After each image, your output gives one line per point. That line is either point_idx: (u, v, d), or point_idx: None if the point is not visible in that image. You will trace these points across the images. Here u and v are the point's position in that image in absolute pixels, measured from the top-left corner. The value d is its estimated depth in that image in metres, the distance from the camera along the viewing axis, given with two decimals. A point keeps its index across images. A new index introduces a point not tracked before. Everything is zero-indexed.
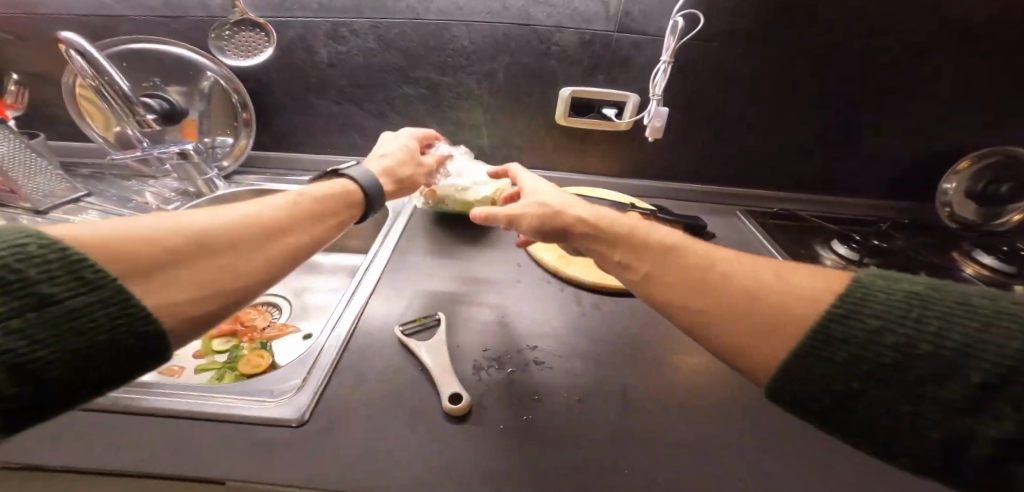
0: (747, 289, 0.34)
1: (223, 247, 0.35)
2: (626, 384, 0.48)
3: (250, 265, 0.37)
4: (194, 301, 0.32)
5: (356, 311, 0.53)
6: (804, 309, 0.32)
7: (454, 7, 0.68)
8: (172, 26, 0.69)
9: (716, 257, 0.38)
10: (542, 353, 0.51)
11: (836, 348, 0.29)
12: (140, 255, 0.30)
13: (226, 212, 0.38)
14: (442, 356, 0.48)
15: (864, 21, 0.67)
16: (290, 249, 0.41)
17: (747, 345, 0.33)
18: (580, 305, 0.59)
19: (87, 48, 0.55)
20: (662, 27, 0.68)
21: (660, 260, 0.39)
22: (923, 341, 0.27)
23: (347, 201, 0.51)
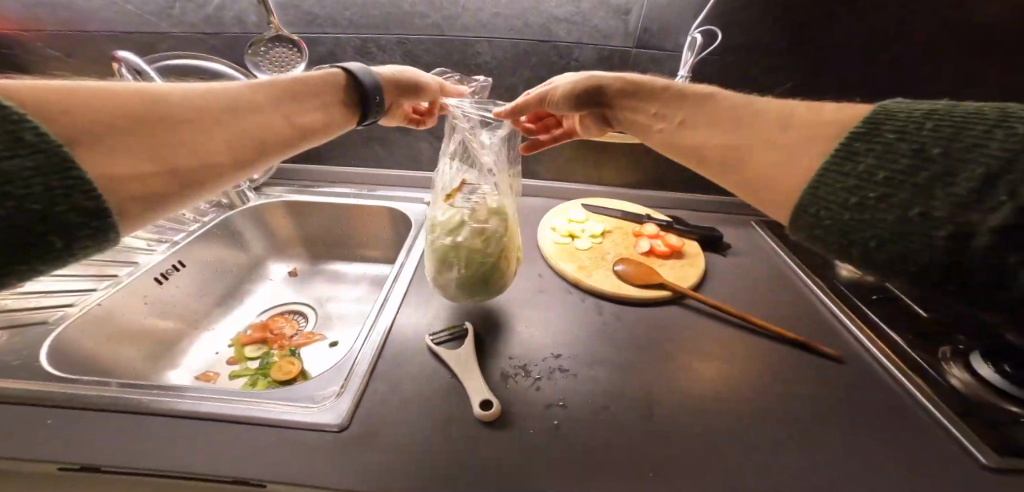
0: (775, 130, 0.39)
1: (198, 121, 0.36)
2: (647, 391, 0.50)
3: (225, 142, 0.37)
4: (149, 169, 0.32)
5: (387, 320, 0.56)
6: (841, 128, 0.35)
7: (477, 24, 0.71)
8: (211, 42, 0.74)
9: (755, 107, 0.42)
10: (565, 361, 0.53)
11: (896, 161, 0.30)
12: (108, 118, 0.31)
13: (204, 90, 0.39)
14: (470, 363, 0.50)
15: (882, 36, 0.68)
16: (269, 129, 0.42)
17: (771, 177, 0.37)
18: (602, 315, 0.60)
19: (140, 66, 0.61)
20: (679, 42, 0.70)
21: (698, 124, 0.46)
22: (943, 149, 0.28)
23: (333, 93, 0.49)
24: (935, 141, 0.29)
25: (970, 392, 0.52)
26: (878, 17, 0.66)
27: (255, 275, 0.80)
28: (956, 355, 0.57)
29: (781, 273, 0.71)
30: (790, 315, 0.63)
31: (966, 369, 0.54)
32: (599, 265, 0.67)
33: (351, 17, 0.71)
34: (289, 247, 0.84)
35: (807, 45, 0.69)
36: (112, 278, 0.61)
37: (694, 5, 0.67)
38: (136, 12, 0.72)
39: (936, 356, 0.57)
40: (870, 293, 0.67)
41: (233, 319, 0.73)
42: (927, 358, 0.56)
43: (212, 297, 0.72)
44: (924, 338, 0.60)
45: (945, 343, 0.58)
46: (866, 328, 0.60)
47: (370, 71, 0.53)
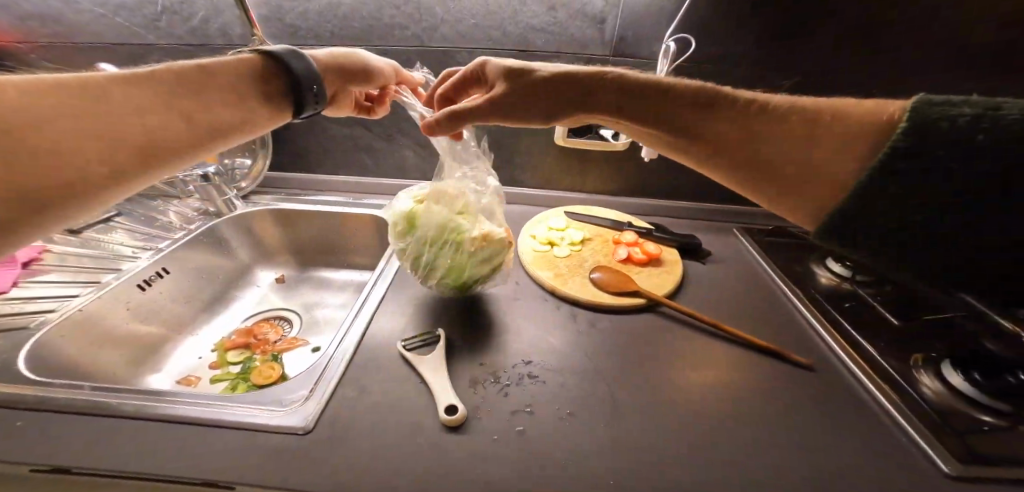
0: (809, 130, 0.41)
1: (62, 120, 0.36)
2: (613, 397, 0.51)
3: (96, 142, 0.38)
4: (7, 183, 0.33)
5: (363, 326, 0.57)
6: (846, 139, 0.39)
7: (456, 35, 0.72)
8: (198, 53, 0.76)
9: (772, 106, 0.44)
10: (535, 367, 0.54)
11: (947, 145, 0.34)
12: None
13: (78, 85, 0.39)
14: (440, 369, 0.51)
15: (854, 43, 0.69)
16: (152, 126, 0.42)
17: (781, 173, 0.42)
18: (576, 322, 0.61)
19: None
20: (654, 50, 0.71)
21: (734, 127, 0.44)
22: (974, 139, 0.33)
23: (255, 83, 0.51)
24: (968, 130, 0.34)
25: (939, 401, 0.51)
26: (850, 25, 0.67)
27: (243, 282, 0.82)
28: (927, 364, 0.56)
29: (759, 280, 0.72)
30: (763, 321, 0.63)
31: (937, 378, 0.54)
32: (576, 272, 0.68)
33: (333, 29, 0.72)
34: (276, 254, 0.86)
35: (781, 52, 0.70)
36: (96, 284, 0.63)
37: (668, 15, 0.68)
38: (124, 25, 0.74)
39: (907, 363, 0.56)
40: (846, 301, 0.67)
41: (217, 324, 0.74)
42: (897, 366, 0.56)
43: (196, 304, 0.74)
44: (897, 345, 0.59)
45: (917, 352, 0.58)
46: (842, 338, 0.59)
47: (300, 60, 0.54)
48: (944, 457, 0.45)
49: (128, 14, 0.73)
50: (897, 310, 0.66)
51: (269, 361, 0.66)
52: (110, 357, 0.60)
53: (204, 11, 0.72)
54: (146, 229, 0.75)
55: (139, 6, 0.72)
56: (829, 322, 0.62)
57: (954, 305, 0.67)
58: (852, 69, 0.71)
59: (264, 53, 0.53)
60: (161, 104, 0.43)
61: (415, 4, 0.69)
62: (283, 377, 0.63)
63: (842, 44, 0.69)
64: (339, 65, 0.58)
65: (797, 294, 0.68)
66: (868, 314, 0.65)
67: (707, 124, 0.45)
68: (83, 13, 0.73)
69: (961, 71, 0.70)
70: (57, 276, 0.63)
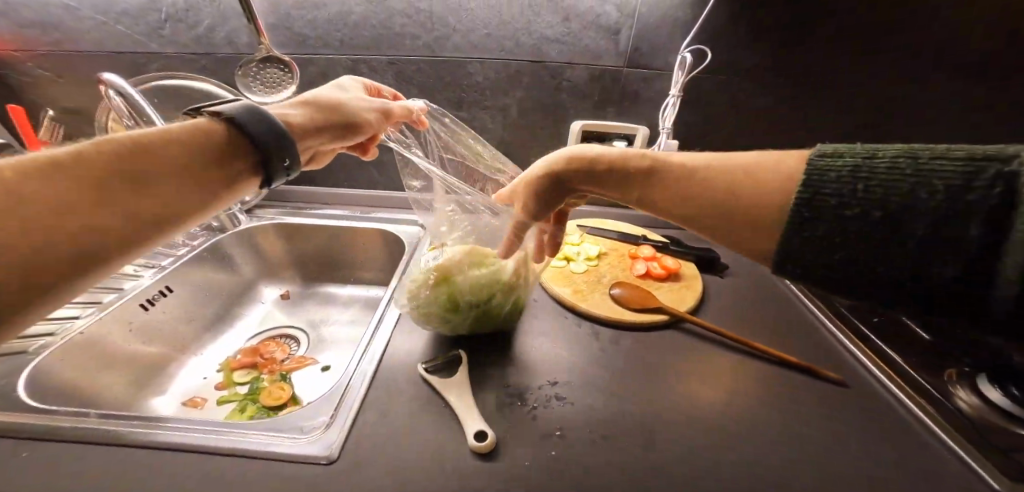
0: (747, 174, 0.38)
1: None
2: (648, 419, 0.49)
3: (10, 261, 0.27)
4: None
5: (382, 345, 0.56)
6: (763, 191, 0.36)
7: (469, 44, 0.71)
8: (201, 62, 0.74)
9: (713, 158, 0.40)
10: (562, 388, 0.52)
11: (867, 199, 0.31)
12: None
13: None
14: (466, 392, 0.49)
15: (858, 53, 0.69)
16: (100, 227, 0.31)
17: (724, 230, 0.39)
18: (599, 340, 0.60)
19: (126, 88, 0.61)
20: (670, 61, 0.70)
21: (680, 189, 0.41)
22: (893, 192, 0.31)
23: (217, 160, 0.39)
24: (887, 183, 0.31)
25: (978, 414, 0.51)
26: (862, 35, 0.67)
27: (246, 298, 0.79)
28: (961, 378, 0.56)
29: (778, 294, 0.72)
30: (786, 336, 0.63)
31: (974, 393, 0.53)
32: (595, 288, 0.67)
33: (343, 37, 0.70)
34: (280, 269, 0.84)
35: (796, 62, 0.70)
36: (98, 303, 0.61)
37: (683, 26, 0.68)
38: (126, 32, 0.72)
39: (940, 378, 0.56)
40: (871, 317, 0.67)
41: (224, 341, 0.72)
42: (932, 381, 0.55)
43: (200, 322, 0.71)
44: (928, 360, 0.59)
45: (949, 366, 0.57)
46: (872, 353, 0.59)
47: (263, 117, 0.42)
48: (985, 475, 0.44)
49: (130, 21, 0.71)
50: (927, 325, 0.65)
51: (278, 381, 0.64)
52: (114, 378, 0.58)
53: (210, 19, 0.70)
54: None
55: (141, 13, 0.70)
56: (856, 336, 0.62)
57: None
58: (868, 79, 0.71)
59: (221, 115, 0.40)
60: (88, 206, 0.30)
61: (427, 14, 0.68)
62: (292, 398, 0.61)
63: (858, 54, 0.69)
64: (329, 123, 0.50)
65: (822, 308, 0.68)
66: (898, 330, 0.65)
67: (658, 190, 0.42)
68: (83, 20, 0.71)
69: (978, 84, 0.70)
70: None
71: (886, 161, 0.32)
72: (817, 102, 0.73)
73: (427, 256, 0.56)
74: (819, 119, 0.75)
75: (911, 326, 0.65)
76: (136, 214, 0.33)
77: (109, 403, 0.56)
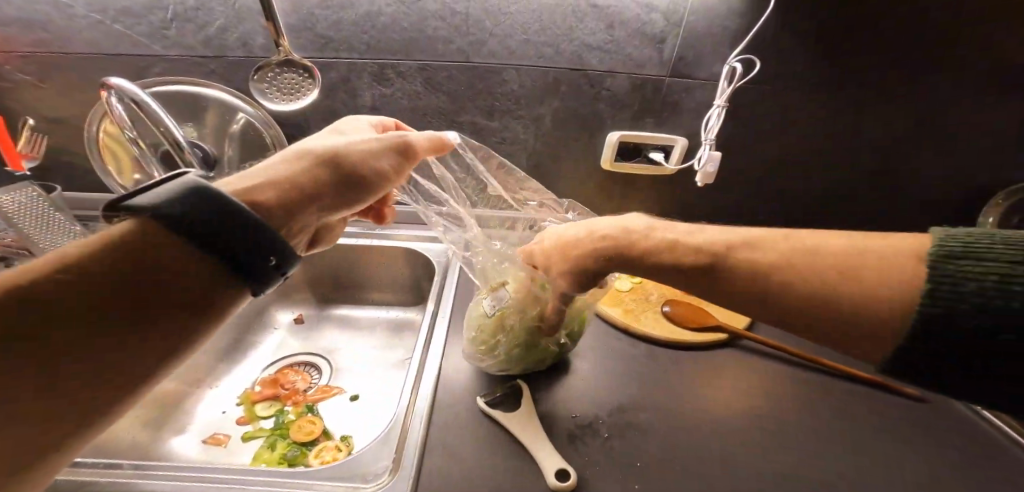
0: (885, 276, 0.33)
1: None
2: (723, 447, 0.49)
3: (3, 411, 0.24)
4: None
5: (434, 373, 0.55)
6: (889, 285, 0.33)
7: (505, 50, 0.67)
8: (210, 66, 0.68)
9: (836, 262, 0.35)
10: (629, 417, 0.51)
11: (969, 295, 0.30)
12: None
13: None
14: (535, 426, 0.47)
15: (898, 67, 0.69)
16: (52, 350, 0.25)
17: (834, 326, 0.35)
18: (657, 362, 0.59)
19: (143, 98, 0.54)
20: (713, 72, 0.69)
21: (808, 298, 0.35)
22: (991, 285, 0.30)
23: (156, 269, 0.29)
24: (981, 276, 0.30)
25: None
26: (903, 49, 0.67)
27: (259, 325, 0.73)
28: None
29: None
30: (837, 355, 0.63)
31: None
32: (646, 307, 0.66)
33: (370, 40, 0.66)
34: (293, 292, 0.77)
35: (836, 74, 0.70)
36: None
37: (731, 35, 0.66)
38: (125, 33, 0.66)
39: None
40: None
41: (239, 374, 0.67)
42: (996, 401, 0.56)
43: (213, 353, 0.66)
44: None
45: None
46: None
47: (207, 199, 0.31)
48: None
49: (130, 21, 0.65)
50: None
51: (305, 415, 0.58)
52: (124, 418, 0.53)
53: (223, 19, 0.64)
54: None
55: (145, 12, 0.64)
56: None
57: None
58: (905, 90, 0.71)
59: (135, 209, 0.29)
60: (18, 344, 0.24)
61: (463, 17, 0.64)
62: (325, 433, 0.55)
63: (898, 65, 0.69)
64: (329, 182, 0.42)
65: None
66: None
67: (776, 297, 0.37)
68: (75, 19, 0.64)
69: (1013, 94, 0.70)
70: None
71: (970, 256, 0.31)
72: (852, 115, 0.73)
73: (486, 300, 0.53)
74: (852, 130, 0.75)
75: None
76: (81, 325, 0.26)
77: (124, 452, 0.51)
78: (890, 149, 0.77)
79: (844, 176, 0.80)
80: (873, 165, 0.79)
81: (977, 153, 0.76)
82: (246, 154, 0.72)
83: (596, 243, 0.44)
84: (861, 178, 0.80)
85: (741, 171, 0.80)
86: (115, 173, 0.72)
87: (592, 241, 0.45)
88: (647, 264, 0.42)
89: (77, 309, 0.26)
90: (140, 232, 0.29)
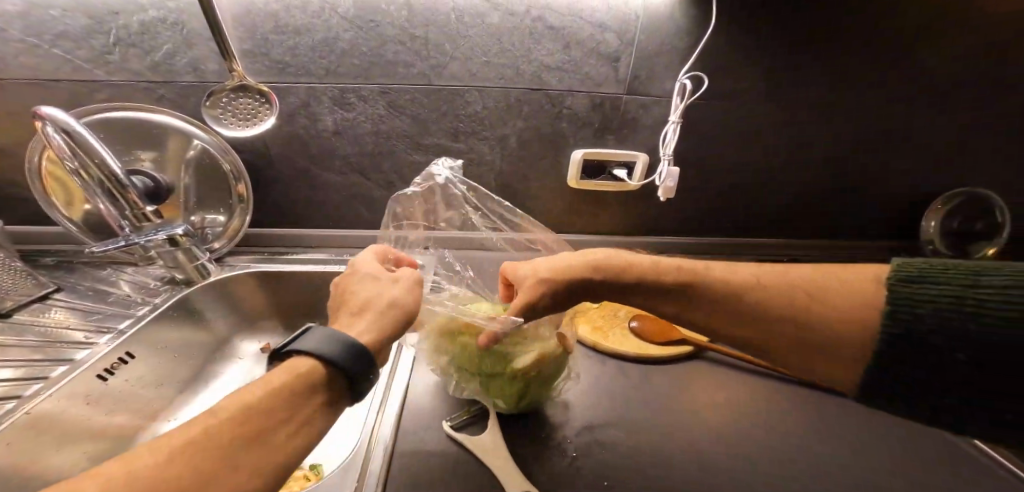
0: (799, 303, 0.41)
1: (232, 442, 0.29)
2: (688, 456, 0.50)
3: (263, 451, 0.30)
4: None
5: (402, 391, 0.56)
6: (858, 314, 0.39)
7: (467, 72, 0.68)
8: (160, 91, 0.66)
9: (807, 289, 0.42)
10: (597, 434, 0.52)
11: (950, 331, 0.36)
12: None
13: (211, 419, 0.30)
14: (500, 447, 0.48)
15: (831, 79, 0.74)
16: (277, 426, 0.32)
17: (808, 355, 0.41)
18: (626, 377, 0.60)
19: (72, 125, 0.52)
20: (668, 89, 0.71)
21: (723, 320, 0.45)
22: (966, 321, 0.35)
23: (278, 403, 0.32)
24: (953, 312, 0.36)
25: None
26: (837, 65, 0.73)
27: (222, 356, 0.71)
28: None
29: None
30: None
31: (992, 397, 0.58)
32: (614, 323, 0.68)
33: (329, 65, 0.65)
34: (260, 320, 0.76)
35: (777, 88, 0.74)
36: (44, 379, 0.52)
37: (681, 54, 0.69)
38: (65, 58, 0.63)
39: None
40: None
41: (200, 405, 0.64)
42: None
43: (173, 385, 0.64)
44: None
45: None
46: None
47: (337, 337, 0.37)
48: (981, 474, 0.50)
49: (71, 46, 0.62)
50: None
51: None
52: (68, 458, 0.50)
53: (172, 43, 0.62)
54: (90, 306, 0.64)
55: (86, 36, 0.61)
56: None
57: None
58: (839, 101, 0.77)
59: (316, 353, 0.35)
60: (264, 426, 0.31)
61: (422, 41, 0.65)
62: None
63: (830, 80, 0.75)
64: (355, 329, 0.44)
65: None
66: None
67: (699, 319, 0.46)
68: (10, 44, 0.61)
69: (923, 104, 0.79)
70: (8, 373, 0.52)
71: (937, 296, 0.37)
72: (795, 126, 0.78)
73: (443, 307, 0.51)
74: (797, 139, 0.80)
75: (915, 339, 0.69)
76: (286, 413, 0.32)
77: None
78: (832, 158, 0.82)
79: (801, 184, 0.85)
80: (820, 172, 0.84)
81: (902, 153, 0.84)
82: (203, 182, 0.69)
83: (587, 271, 0.48)
84: (810, 185, 0.85)
85: (700, 185, 0.83)
86: (61, 205, 0.68)
87: (585, 268, 0.48)
88: (631, 284, 0.47)
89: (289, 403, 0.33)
90: (312, 371, 0.35)
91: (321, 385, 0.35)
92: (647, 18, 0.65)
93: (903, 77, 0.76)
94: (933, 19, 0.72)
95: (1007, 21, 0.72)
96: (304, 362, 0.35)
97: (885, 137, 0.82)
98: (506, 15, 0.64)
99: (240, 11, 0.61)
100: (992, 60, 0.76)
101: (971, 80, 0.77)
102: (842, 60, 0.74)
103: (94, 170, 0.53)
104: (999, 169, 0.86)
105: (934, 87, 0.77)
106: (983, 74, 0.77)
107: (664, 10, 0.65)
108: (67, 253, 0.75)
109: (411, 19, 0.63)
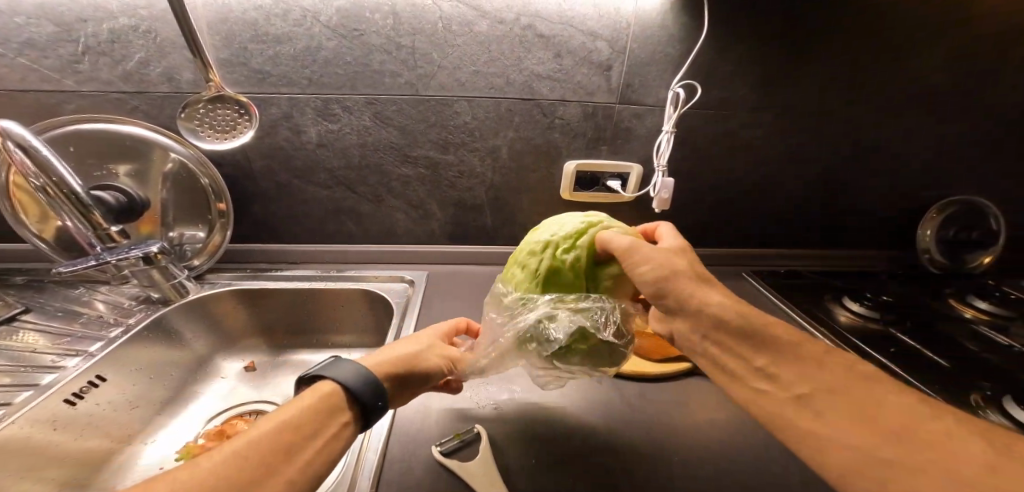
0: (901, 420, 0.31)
1: (256, 455, 0.33)
2: (695, 473, 0.46)
3: (283, 468, 0.34)
4: None
5: (392, 406, 0.52)
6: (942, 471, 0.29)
7: (455, 82, 0.66)
8: (133, 103, 0.63)
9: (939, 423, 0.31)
10: (593, 456, 0.48)
11: None
12: None
13: (249, 433, 0.35)
14: (493, 475, 0.44)
15: (824, 85, 0.74)
16: (296, 446, 0.35)
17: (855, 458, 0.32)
18: (625, 396, 0.56)
19: (30, 141, 0.49)
20: (661, 98, 0.70)
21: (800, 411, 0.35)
22: None
23: (306, 423, 0.37)
24: None
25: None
26: (829, 71, 0.72)
27: (202, 375, 0.68)
28: (988, 402, 0.54)
29: (773, 314, 0.72)
30: None
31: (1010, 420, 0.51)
32: None
33: (311, 75, 0.63)
34: (243, 337, 0.73)
35: (771, 96, 0.73)
36: (6, 406, 0.49)
37: (674, 61, 0.67)
38: (32, 66, 0.59)
39: (970, 406, 0.53)
40: (876, 338, 0.66)
41: (179, 424, 0.61)
42: (951, 397, 0.54)
43: (150, 406, 0.60)
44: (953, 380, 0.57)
45: (973, 390, 0.56)
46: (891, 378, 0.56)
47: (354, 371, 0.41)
48: None
49: (37, 55, 0.59)
50: (928, 339, 0.66)
51: None
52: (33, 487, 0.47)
53: (144, 52, 0.60)
54: (61, 327, 0.61)
55: (53, 44, 0.58)
56: (849, 345, 0.63)
57: (957, 323, 0.72)
58: (833, 108, 0.76)
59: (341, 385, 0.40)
60: (283, 445, 0.35)
61: (409, 50, 0.63)
62: None
63: (823, 88, 0.74)
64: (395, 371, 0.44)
65: (822, 328, 0.67)
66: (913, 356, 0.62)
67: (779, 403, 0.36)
68: None
69: (916, 112, 0.79)
70: None
71: None
72: (791, 132, 0.77)
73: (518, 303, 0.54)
74: (792, 147, 0.79)
75: (924, 352, 0.62)
76: (306, 433, 0.36)
77: None
78: (827, 165, 0.81)
79: (796, 193, 0.84)
80: (815, 180, 0.83)
81: (895, 160, 0.83)
82: (182, 197, 0.66)
83: (715, 300, 0.40)
84: (806, 192, 0.84)
85: (695, 194, 0.81)
86: (31, 223, 0.65)
87: (716, 301, 0.40)
88: (732, 329, 0.39)
89: (307, 427, 0.37)
90: (330, 399, 0.39)
91: (339, 413, 0.39)
92: (639, 25, 0.64)
93: (899, 79, 0.75)
94: (929, 22, 0.71)
95: (996, 22, 0.71)
96: (326, 385, 0.40)
97: (871, 141, 0.81)
98: (494, 23, 0.62)
99: (216, 19, 0.58)
100: (980, 62, 0.75)
101: (963, 89, 0.77)
102: (838, 68, 0.72)
103: (48, 185, 0.50)
104: (985, 171, 0.86)
105: (926, 95, 0.77)
106: (975, 75, 0.76)
107: (656, 18, 0.64)
108: (39, 271, 0.72)
109: (397, 26, 0.61)
